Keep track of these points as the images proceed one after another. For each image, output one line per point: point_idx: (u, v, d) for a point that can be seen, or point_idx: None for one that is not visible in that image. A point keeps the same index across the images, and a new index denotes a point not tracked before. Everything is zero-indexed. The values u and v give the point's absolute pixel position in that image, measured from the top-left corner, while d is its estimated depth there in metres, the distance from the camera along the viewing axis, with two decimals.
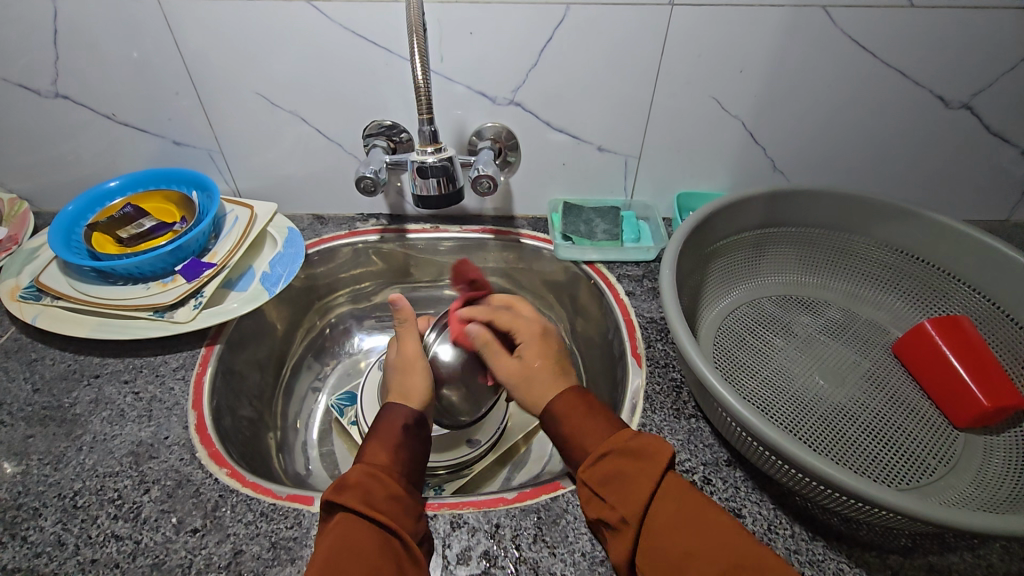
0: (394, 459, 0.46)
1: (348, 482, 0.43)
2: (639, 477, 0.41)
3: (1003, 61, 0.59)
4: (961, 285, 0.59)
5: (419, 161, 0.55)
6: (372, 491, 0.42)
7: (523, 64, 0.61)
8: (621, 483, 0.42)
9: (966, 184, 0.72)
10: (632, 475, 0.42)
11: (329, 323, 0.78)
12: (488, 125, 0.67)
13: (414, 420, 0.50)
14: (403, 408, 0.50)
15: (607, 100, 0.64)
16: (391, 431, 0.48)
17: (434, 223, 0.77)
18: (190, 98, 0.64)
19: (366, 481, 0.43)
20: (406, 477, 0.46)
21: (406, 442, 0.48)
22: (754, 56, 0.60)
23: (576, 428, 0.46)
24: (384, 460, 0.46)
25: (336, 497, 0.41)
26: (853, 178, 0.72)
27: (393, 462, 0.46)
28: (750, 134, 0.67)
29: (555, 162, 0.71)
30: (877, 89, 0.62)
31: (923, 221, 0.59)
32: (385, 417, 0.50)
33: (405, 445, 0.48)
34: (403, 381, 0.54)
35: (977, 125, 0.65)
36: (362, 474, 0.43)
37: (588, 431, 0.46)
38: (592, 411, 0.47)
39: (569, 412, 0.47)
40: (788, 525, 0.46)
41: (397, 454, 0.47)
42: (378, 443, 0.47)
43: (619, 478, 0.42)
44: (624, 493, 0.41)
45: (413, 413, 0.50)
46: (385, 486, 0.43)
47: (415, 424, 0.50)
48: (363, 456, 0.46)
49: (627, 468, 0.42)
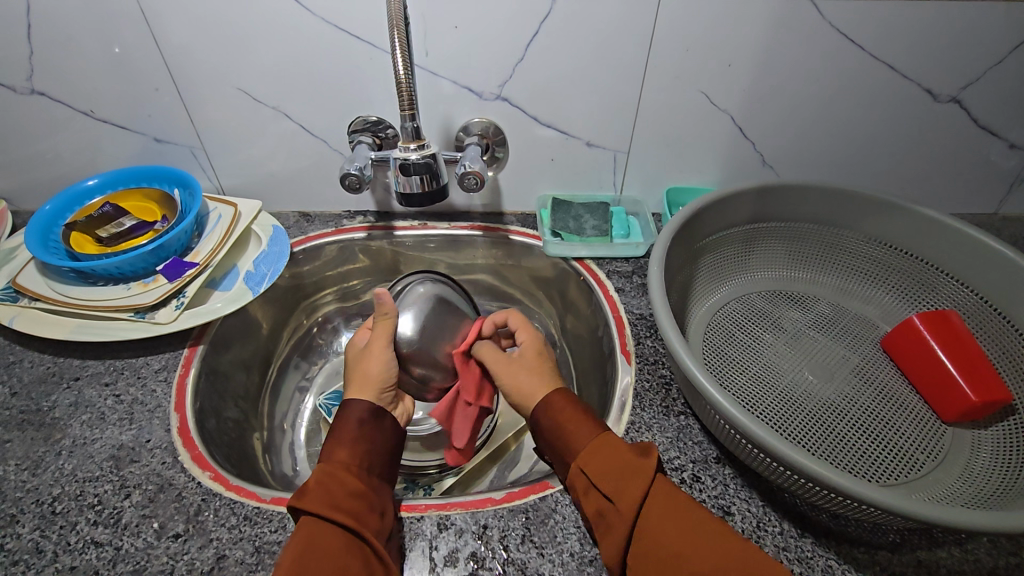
0: (355, 454, 0.45)
1: (306, 484, 0.42)
2: (634, 470, 0.41)
3: (992, 54, 0.59)
4: (950, 280, 0.59)
5: (401, 158, 0.54)
6: (331, 490, 0.42)
7: (509, 58, 0.60)
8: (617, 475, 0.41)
9: (955, 178, 0.72)
10: (627, 465, 0.41)
11: (316, 322, 0.77)
12: (475, 120, 0.66)
13: (372, 413, 0.48)
14: (359, 402, 0.48)
15: (595, 94, 0.63)
16: (350, 425, 0.47)
17: (422, 220, 0.76)
18: (170, 94, 0.62)
19: (324, 481, 0.42)
20: (370, 474, 0.45)
21: (367, 437, 0.47)
22: (742, 48, 0.59)
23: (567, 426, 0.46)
24: (345, 457, 0.45)
25: (295, 500, 0.40)
26: (842, 173, 0.72)
27: (355, 458, 0.45)
28: (739, 129, 0.67)
29: (543, 158, 0.70)
30: (865, 82, 0.62)
31: (912, 215, 0.59)
32: (341, 412, 0.48)
33: (365, 440, 0.46)
34: (360, 369, 0.51)
35: (965, 118, 0.65)
36: (321, 475, 0.43)
37: (577, 431, 0.45)
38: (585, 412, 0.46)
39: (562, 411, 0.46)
40: (777, 522, 0.46)
41: (356, 451, 0.45)
42: (336, 441, 0.46)
43: (615, 472, 0.41)
44: (618, 485, 0.41)
45: (372, 406, 0.48)
46: (346, 485, 0.42)
47: (375, 417, 0.48)
48: (322, 454, 0.45)
49: (620, 460, 0.42)
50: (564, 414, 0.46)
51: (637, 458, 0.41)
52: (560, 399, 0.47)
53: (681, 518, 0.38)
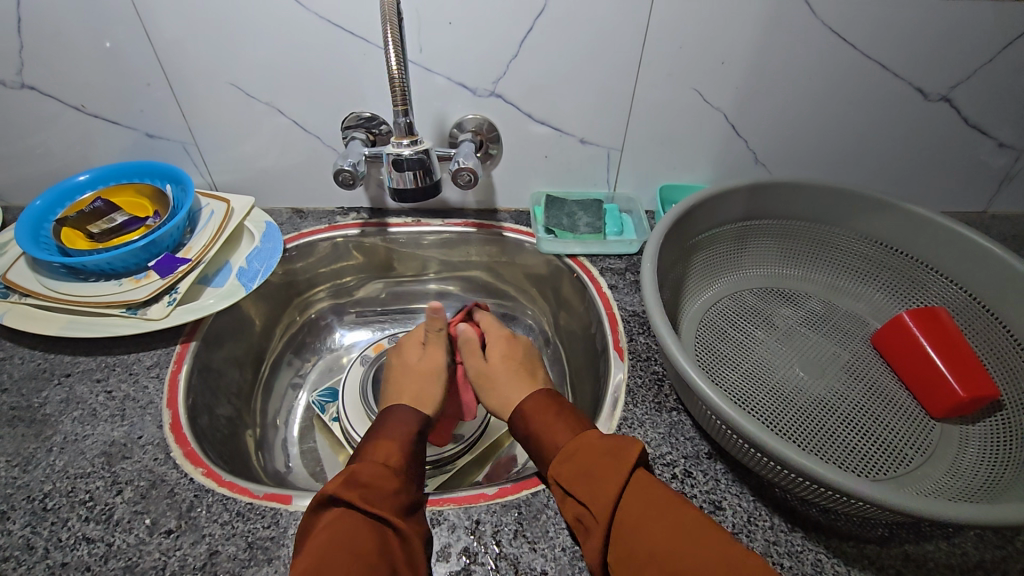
0: (403, 460, 0.46)
1: (355, 479, 0.43)
2: (607, 471, 0.41)
3: (982, 53, 0.59)
4: (939, 277, 0.59)
5: (394, 155, 0.54)
6: (374, 491, 0.42)
7: (503, 55, 0.60)
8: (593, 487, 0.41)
9: (945, 176, 0.73)
10: (600, 460, 0.43)
11: (310, 319, 0.77)
12: (469, 117, 0.66)
13: (421, 425, 0.50)
14: (413, 412, 0.51)
15: (588, 91, 0.64)
16: (403, 435, 0.48)
17: (416, 217, 0.76)
18: (162, 89, 0.62)
19: (372, 480, 0.43)
20: (410, 476, 0.46)
21: (411, 444, 0.48)
22: (735, 46, 0.59)
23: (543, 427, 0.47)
24: (393, 459, 0.46)
25: (334, 496, 0.41)
26: (834, 171, 0.72)
27: (402, 462, 0.46)
28: (731, 126, 0.67)
29: (537, 155, 0.70)
30: (856, 81, 0.62)
31: (902, 212, 0.59)
32: (390, 419, 0.50)
33: (411, 445, 0.48)
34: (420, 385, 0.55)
35: (955, 116, 0.66)
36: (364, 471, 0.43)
37: (554, 431, 0.47)
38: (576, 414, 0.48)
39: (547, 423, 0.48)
40: (768, 516, 0.46)
41: (399, 452, 0.47)
42: (384, 441, 0.47)
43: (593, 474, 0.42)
44: (593, 491, 0.41)
45: (422, 419, 0.51)
46: (389, 486, 0.43)
47: (420, 427, 0.50)
48: (369, 454, 0.46)
49: (597, 463, 0.42)
50: (545, 422, 0.48)
51: (609, 458, 0.42)
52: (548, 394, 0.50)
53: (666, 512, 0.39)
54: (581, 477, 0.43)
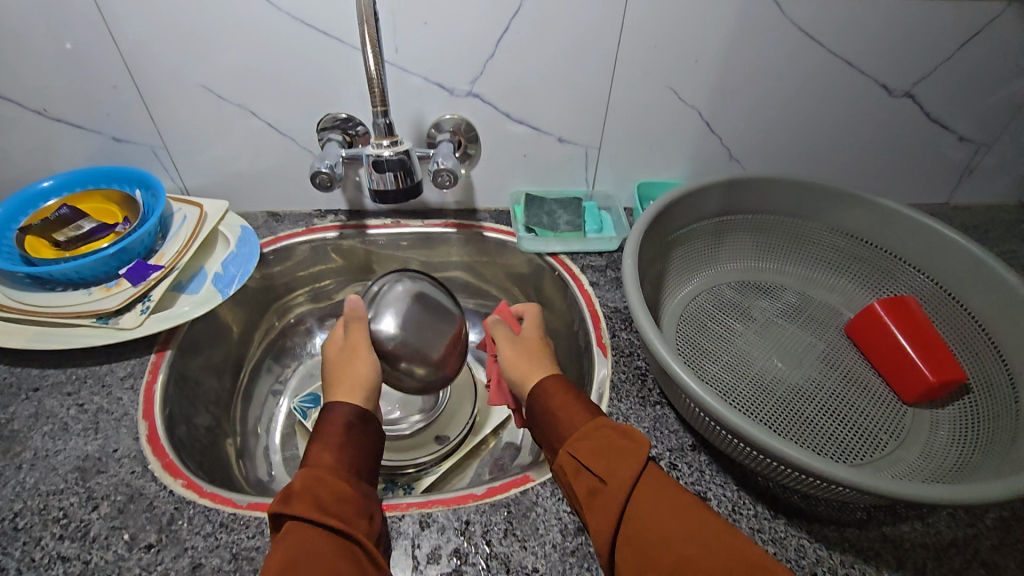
0: (345, 459, 0.44)
1: (296, 490, 0.41)
2: (626, 455, 0.42)
3: (942, 51, 0.62)
4: (907, 266, 0.61)
5: (375, 155, 0.54)
6: (321, 495, 0.41)
7: (480, 55, 0.60)
8: (604, 478, 0.41)
9: (910, 168, 0.75)
10: (613, 454, 0.42)
11: (289, 324, 0.76)
12: (446, 117, 0.66)
13: (360, 417, 0.47)
14: (342, 406, 0.47)
15: (566, 91, 0.64)
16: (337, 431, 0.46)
17: (396, 218, 0.75)
18: (129, 92, 0.60)
19: (315, 486, 0.41)
20: (356, 475, 0.44)
21: (353, 442, 0.46)
22: (708, 46, 0.61)
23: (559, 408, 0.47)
24: (334, 461, 0.44)
25: (283, 507, 0.39)
26: (804, 166, 0.74)
27: (343, 461, 0.44)
28: (706, 124, 0.68)
29: (516, 154, 0.71)
30: (824, 79, 0.64)
31: (872, 205, 0.61)
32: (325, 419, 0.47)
33: (355, 443, 0.46)
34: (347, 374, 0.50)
35: (918, 112, 0.68)
36: (309, 478, 0.42)
37: (570, 414, 0.46)
38: (577, 398, 0.48)
39: (552, 398, 0.48)
40: (752, 505, 0.47)
41: (342, 452, 0.45)
42: (324, 443, 0.45)
43: (604, 455, 0.42)
44: (613, 463, 0.42)
45: (355, 410, 0.47)
46: (334, 488, 0.42)
47: (361, 419, 0.47)
48: (308, 462, 0.44)
49: (610, 445, 0.43)
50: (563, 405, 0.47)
51: (624, 450, 0.42)
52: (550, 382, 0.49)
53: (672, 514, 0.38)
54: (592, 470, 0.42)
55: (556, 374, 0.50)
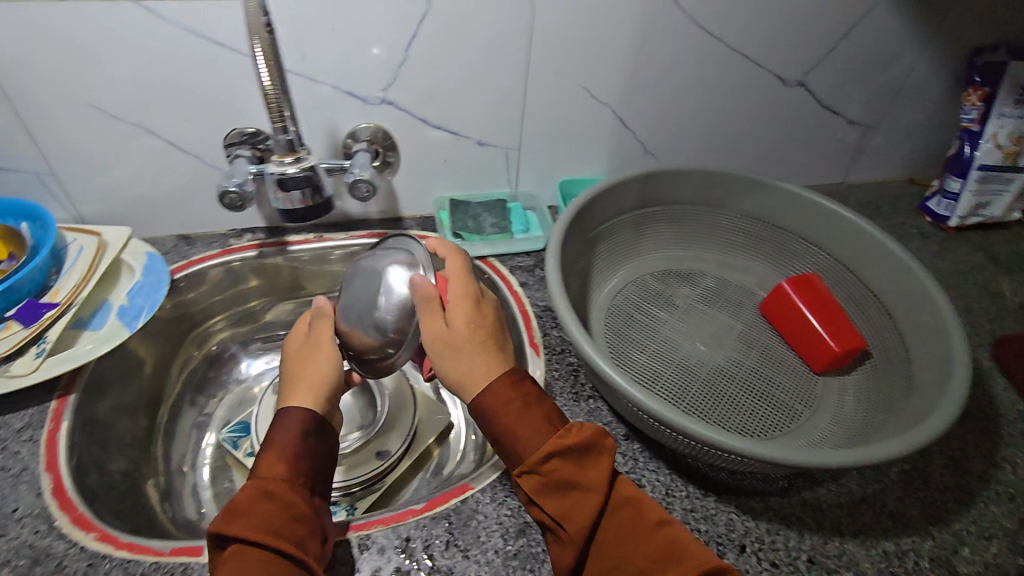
0: (295, 473, 0.43)
1: (241, 508, 0.40)
2: (587, 484, 0.40)
3: (826, 42, 0.67)
4: (809, 244, 0.65)
5: (278, 173, 0.53)
6: (269, 516, 0.40)
7: (390, 61, 0.59)
8: (562, 511, 0.40)
9: (810, 152, 0.80)
10: (575, 485, 0.40)
11: (211, 353, 0.72)
12: (362, 126, 0.64)
13: (312, 427, 0.46)
14: (297, 411, 0.46)
15: (481, 94, 0.64)
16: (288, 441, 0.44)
17: (318, 233, 0.72)
18: (3, 115, 0.55)
19: (259, 506, 0.40)
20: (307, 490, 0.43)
21: (305, 455, 0.44)
22: (615, 45, 0.62)
23: (508, 423, 0.42)
24: (281, 476, 0.42)
25: (224, 528, 0.38)
26: (715, 156, 0.78)
27: (293, 475, 0.43)
28: (620, 120, 0.70)
29: (436, 159, 0.70)
30: (725, 72, 0.67)
31: (774, 190, 0.65)
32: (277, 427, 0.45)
33: (305, 457, 0.44)
34: (299, 374, 0.48)
35: (811, 100, 0.73)
36: (254, 496, 0.41)
37: (521, 432, 0.41)
38: (527, 399, 0.43)
39: (500, 408, 0.42)
40: (683, 486, 0.49)
41: (292, 467, 0.43)
42: (273, 455, 0.43)
43: (563, 483, 0.40)
44: (573, 494, 0.40)
45: (309, 418, 0.46)
46: (281, 507, 0.41)
47: (314, 427, 0.46)
48: (256, 474, 0.42)
49: (570, 471, 0.40)
50: (510, 417, 0.42)
51: (585, 477, 0.40)
52: (497, 388, 0.42)
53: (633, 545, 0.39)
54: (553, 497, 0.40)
55: (503, 372, 0.43)
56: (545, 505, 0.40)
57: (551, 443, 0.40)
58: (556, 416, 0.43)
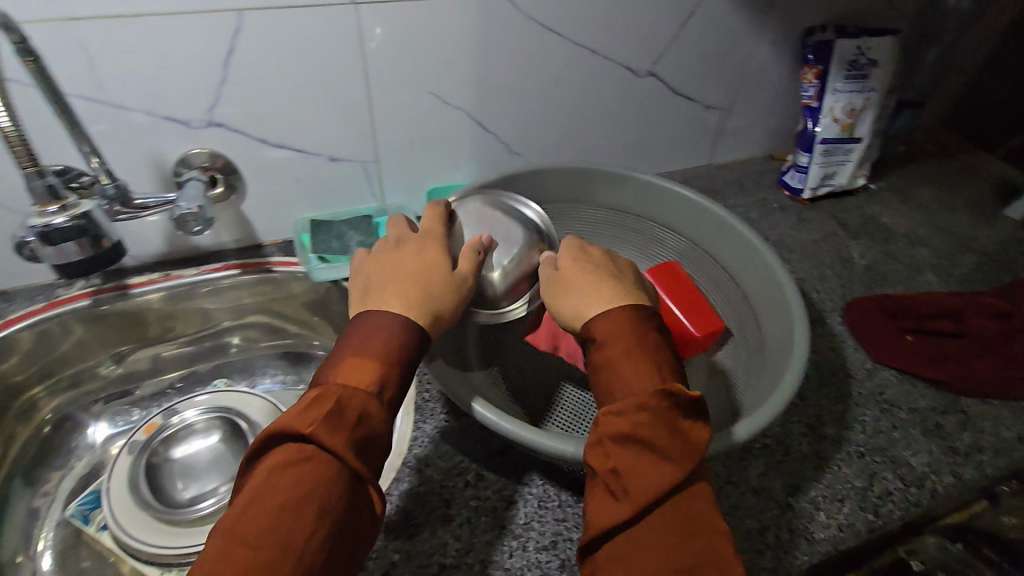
0: (389, 383, 0.38)
1: (286, 422, 0.35)
2: (664, 453, 0.35)
3: (667, 30, 0.68)
4: (668, 230, 0.67)
5: (41, 225, 0.47)
6: (350, 426, 0.35)
7: (208, 80, 0.54)
8: (625, 469, 0.35)
9: (674, 138, 0.82)
10: (642, 464, 0.35)
11: (50, 420, 0.64)
12: (192, 151, 0.59)
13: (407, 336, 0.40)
14: (393, 316, 0.41)
15: (321, 108, 0.60)
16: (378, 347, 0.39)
17: (164, 271, 0.66)
18: None
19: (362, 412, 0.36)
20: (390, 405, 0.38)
21: (403, 364, 0.39)
22: (455, 47, 0.60)
23: (619, 364, 0.40)
24: (374, 383, 0.37)
25: (280, 436, 0.34)
26: (583, 149, 0.78)
27: (389, 383, 0.38)
28: (478, 122, 0.68)
29: (286, 180, 0.65)
30: (575, 66, 0.67)
31: (632, 180, 0.65)
32: (368, 327, 0.40)
33: (399, 366, 0.39)
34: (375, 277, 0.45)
35: (664, 88, 0.74)
36: (306, 405, 0.35)
37: (627, 375, 0.39)
38: (643, 341, 0.41)
39: (623, 354, 0.40)
40: (556, 496, 0.49)
41: (387, 376, 0.38)
42: (358, 358, 0.38)
43: (637, 450, 0.36)
44: (640, 466, 0.35)
45: (397, 322, 0.40)
46: (360, 420, 0.36)
47: (411, 335, 0.40)
48: (335, 376, 0.37)
49: (659, 439, 0.36)
50: (627, 361, 0.40)
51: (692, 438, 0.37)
52: (612, 317, 0.42)
53: (684, 539, 0.34)
54: (620, 456, 0.36)
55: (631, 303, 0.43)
56: (612, 457, 0.36)
57: (652, 395, 0.37)
58: (665, 370, 0.40)
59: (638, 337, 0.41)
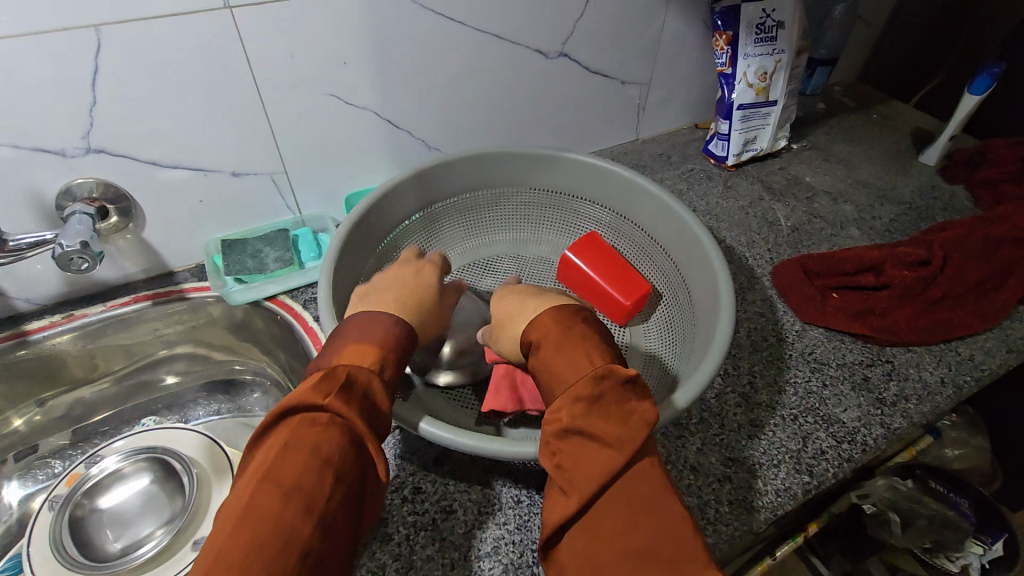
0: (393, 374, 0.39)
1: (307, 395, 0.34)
2: (601, 439, 0.34)
3: (572, 8, 0.66)
4: (590, 205, 0.66)
5: None
6: (368, 404, 0.36)
7: (77, 105, 0.50)
8: (569, 463, 0.34)
9: (596, 118, 0.81)
10: (584, 453, 0.34)
11: None
12: (75, 182, 0.54)
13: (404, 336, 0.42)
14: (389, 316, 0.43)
15: (213, 123, 0.57)
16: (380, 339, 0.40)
17: (66, 312, 0.62)
18: None
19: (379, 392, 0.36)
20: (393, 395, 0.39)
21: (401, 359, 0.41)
22: (349, 46, 0.57)
23: (554, 359, 0.39)
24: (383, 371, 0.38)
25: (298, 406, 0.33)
26: (504, 138, 0.76)
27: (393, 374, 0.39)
28: (388, 121, 0.66)
29: (189, 202, 0.61)
30: (481, 54, 0.65)
31: (551, 163, 0.64)
32: (365, 323, 0.41)
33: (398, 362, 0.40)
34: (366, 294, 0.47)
35: (578, 68, 0.73)
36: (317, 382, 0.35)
37: (561, 366, 0.38)
38: (568, 330, 0.40)
39: (552, 346, 0.40)
40: (495, 498, 0.48)
41: (391, 366, 0.39)
42: (364, 346, 0.39)
43: (577, 438, 0.35)
44: (581, 454, 0.34)
45: (395, 321, 0.42)
46: (374, 401, 0.36)
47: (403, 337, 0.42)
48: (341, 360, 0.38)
49: (592, 426, 0.34)
50: (558, 353, 0.39)
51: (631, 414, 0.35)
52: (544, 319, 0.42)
53: (636, 528, 0.32)
54: (564, 448, 0.35)
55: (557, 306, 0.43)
56: (556, 455, 0.35)
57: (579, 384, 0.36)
58: (596, 353, 0.38)
59: (570, 329, 0.40)
